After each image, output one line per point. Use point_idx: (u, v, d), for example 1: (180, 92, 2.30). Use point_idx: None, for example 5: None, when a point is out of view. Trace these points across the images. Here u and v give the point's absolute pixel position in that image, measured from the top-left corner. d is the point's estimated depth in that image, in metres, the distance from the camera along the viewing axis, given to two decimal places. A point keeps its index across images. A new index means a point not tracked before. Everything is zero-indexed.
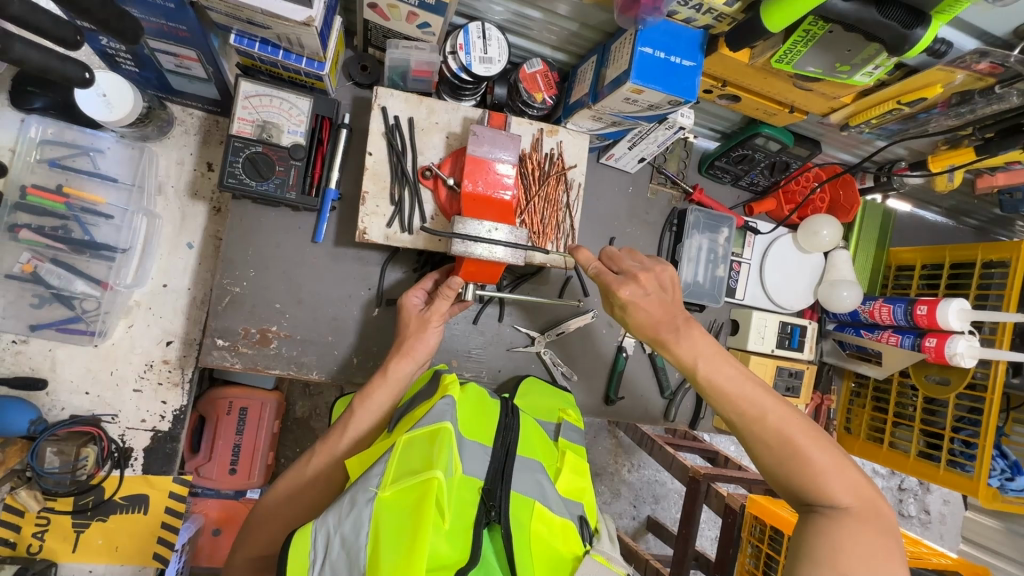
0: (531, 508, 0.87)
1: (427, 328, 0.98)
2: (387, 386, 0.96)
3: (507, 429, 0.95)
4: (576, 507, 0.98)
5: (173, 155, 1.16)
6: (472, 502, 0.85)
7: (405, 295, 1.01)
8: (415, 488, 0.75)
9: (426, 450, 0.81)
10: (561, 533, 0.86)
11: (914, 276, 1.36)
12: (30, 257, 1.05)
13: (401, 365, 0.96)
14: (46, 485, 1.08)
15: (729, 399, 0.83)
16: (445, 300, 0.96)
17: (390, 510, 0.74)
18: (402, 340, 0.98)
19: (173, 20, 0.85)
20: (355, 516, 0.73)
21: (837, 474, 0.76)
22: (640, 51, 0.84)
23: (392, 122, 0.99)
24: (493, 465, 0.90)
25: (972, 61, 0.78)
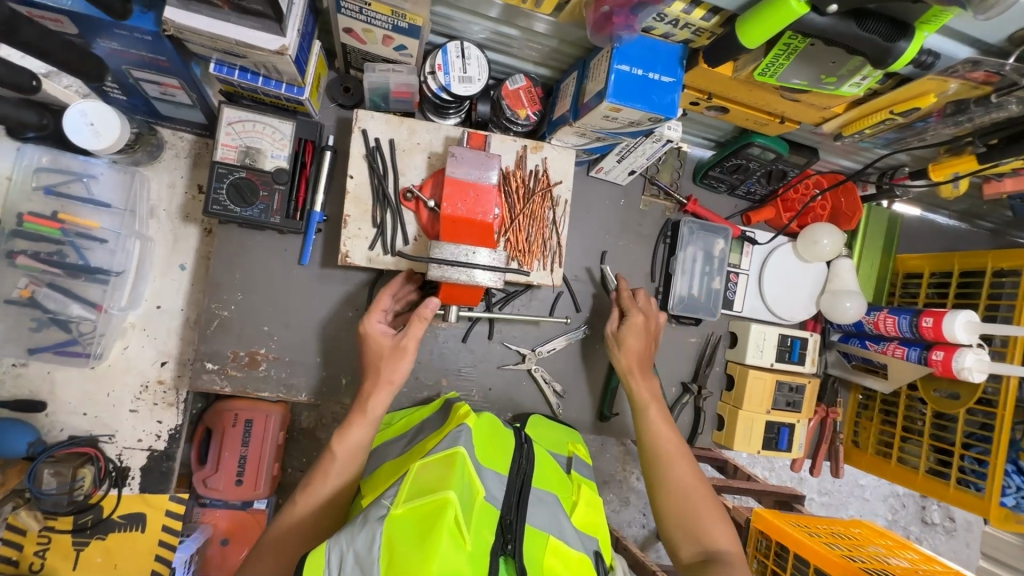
0: (547, 541, 0.87)
1: (402, 358, 0.91)
2: (365, 422, 0.90)
3: (521, 458, 0.96)
4: (591, 541, 0.96)
5: (164, 178, 1.18)
6: (491, 529, 0.81)
7: (368, 322, 0.94)
8: (430, 506, 0.74)
9: (442, 472, 0.80)
10: (577, 567, 0.86)
11: (922, 285, 1.30)
12: (28, 282, 1.06)
13: (381, 398, 0.91)
14: (46, 506, 1.12)
15: (653, 432, 1.06)
16: (420, 325, 0.91)
17: (404, 526, 0.72)
18: (378, 371, 0.91)
19: (155, 52, 0.86)
20: (367, 532, 0.71)
21: (719, 524, 0.97)
22: (617, 68, 0.82)
23: (372, 144, 0.99)
24: (508, 493, 0.89)
25: (965, 70, 0.74)
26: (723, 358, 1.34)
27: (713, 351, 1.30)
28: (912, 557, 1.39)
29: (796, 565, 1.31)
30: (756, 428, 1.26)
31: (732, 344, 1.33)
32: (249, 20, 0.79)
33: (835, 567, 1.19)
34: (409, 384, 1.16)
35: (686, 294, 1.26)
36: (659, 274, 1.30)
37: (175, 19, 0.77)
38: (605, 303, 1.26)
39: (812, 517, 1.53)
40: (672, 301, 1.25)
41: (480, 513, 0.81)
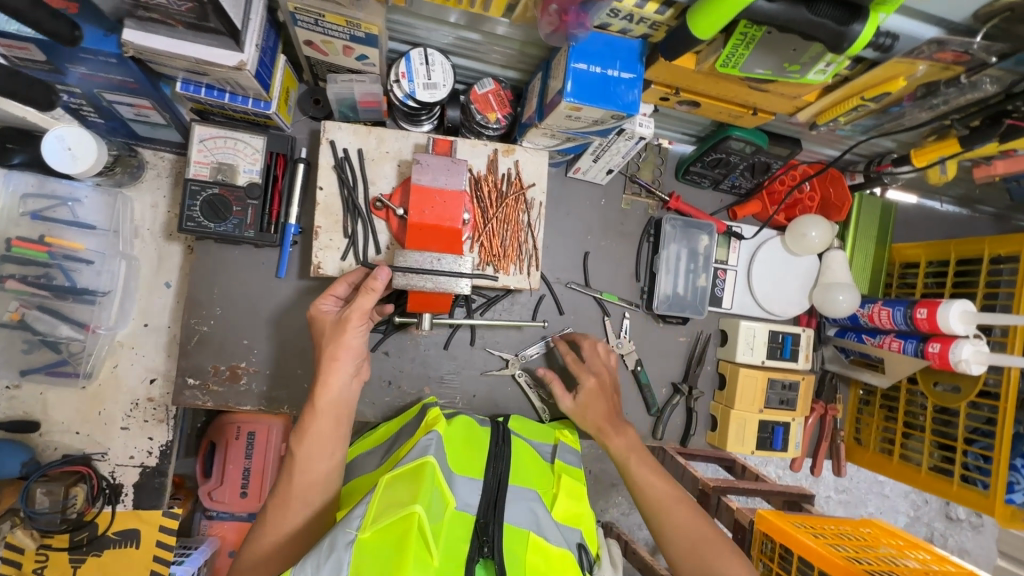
0: (526, 540, 0.86)
1: (346, 331, 0.86)
2: (319, 417, 0.84)
3: (496, 459, 0.96)
4: (573, 534, 0.96)
5: (147, 198, 1.20)
6: (465, 537, 0.84)
7: (314, 306, 0.90)
8: (397, 524, 0.73)
9: (411, 484, 0.79)
10: (559, 563, 0.86)
11: (919, 274, 1.26)
12: (18, 305, 1.09)
13: (333, 378, 0.85)
14: (39, 526, 1.10)
15: (641, 483, 0.98)
16: (370, 296, 0.85)
17: (371, 549, 0.71)
18: (323, 350, 0.87)
19: (122, 74, 0.87)
20: (334, 559, 0.70)
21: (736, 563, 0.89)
22: (574, 67, 0.81)
23: (341, 155, 0.99)
24: (484, 497, 0.90)
25: (932, 51, 0.72)
26: (714, 358, 1.30)
27: (702, 349, 1.27)
28: (923, 558, 1.33)
29: (800, 567, 1.25)
30: (749, 429, 1.22)
31: (723, 342, 1.30)
32: (206, 37, 0.80)
33: (838, 571, 1.14)
34: (392, 393, 1.16)
35: (672, 292, 1.24)
36: (643, 274, 1.27)
37: (133, 40, 0.79)
38: (589, 304, 1.24)
39: (820, 517, 1.45)
40: (656, 300, 1.23)
41: (451, 522, 0.84)
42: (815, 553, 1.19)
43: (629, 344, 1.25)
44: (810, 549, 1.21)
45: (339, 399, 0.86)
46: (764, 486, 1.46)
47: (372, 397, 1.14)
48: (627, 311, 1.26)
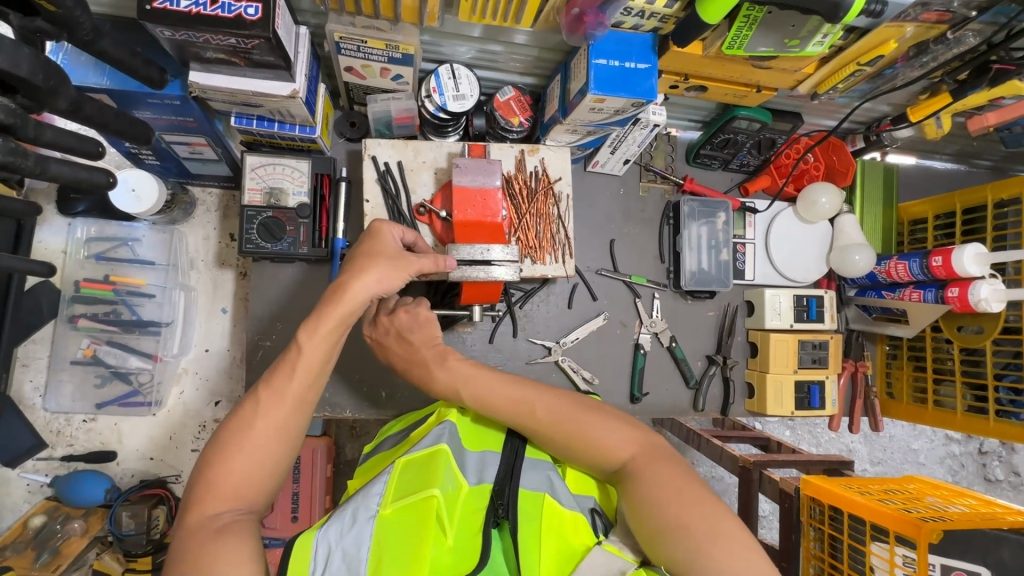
0: (542, 500, 0.81)
1: (366, 274, 0.82)
2: (337, 309, 0.80)
3: (513, 434, 0.91)
4: (587, 501, 0.88)
5: (199, 232, 1.27)
6: (481, 508, 0.80)
7: (384, 225, 0.90)
8: (413, 505, 0.74)
9: (424, 468, 0.80)
10: (573, 527, 0.80)
11: (928, 229, 1.32)
12: (89, 342, 1.20)
13: (357, 289, 0.82)
14: (127, 547, 1.14)
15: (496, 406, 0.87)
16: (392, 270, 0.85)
17: (391, 527, 0.72)
18: (359, 262, 0.85)
19: (183, 114, 0.96)
20: (356, 534, 0.71)
21: (615, 429, 0.84)
22: (595, 63, 0.90)
23: (383, 168, 1.08)
24: (501, 467, 0.85)
25: (917, 12, 0.81)
26: (744, 328, 1.36)
27: (732, 320, 1.33)
28: (970, 503, 1.32)
29: (852, 525, 1.18)
30: (786, 390, 1.28)
31: (750, 312, 1.36)
32: (263, 72, 0.89)
33: (891, 521, 1.09)
34: None
35: (697, 269, 1.30)
36: (667, 255, 1.34)
37: (199, 81, 0.87)
38: (620, 289, 1.31)
39: (862, 479, 1.44)
40: (683, 277, 1.29)
41: (467, 496, 0.81)
42: (864, 506, 1.14)
43: (661, 322, 1.31)
44: (859, 504, 1.15)
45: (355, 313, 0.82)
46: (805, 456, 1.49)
47: (426, 396, 1.20)
48: (656, 291, 1.33)
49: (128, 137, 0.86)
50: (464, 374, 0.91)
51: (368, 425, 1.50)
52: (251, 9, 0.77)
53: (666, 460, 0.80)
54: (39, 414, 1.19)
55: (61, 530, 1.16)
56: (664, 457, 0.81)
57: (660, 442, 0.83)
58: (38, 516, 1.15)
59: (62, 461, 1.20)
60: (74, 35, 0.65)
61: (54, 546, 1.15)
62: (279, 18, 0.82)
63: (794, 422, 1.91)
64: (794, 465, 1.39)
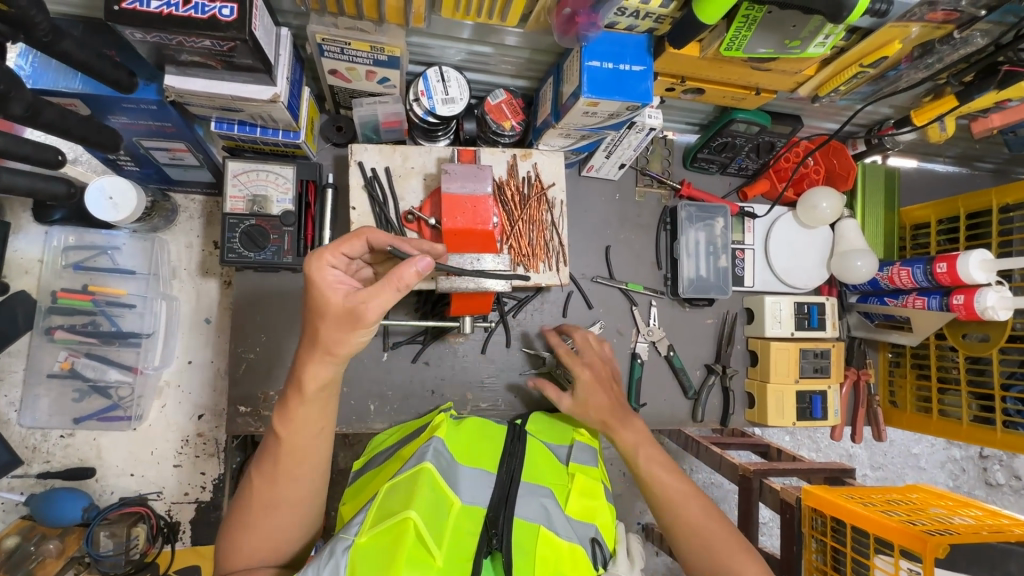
0: (536, 533, 0.79)
1: (355, 328, 0.68)
2: (305, 403, 0.74)
3: (512, 456, 0.89)
4: (586, 529, 0.85)
5: (181, 240, 1.23)
6: (474, 532, 0.77)
7: (318, 268, 0.71)
8: (391, 529, 0.68)
9: (406, 490, 0.74)
10: (571, 560, 0.78)
11: (931, 234, 1.29)
12: (67, 354, 1.15)
13: (319, 368, 0.72)
14: (104, 568, 1.11)
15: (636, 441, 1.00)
16: (392, 296, 0.68)
17: (368, 554, 0.66)
18: (318, 336, 0.70)
19: (160, 120, 0.92)
20: (330, 567, 0.65)
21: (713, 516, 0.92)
22: (588, 65, 0.86)
23: (370, 174, 1.04)
24: (495, 492, 0.83)
25: (923, 12, 0.77)
26: (744, 336, 1.33)
27: (731, 328, 1.30)
28: (976, 514, 1.28)
29: (855, 538, 1.14)
30: (787, 400, 1.24)
31: (750, 320, 1.32)
32: (242, 75, 0.85)
33: (896, 534, 1.05)
34: (435, 402, 1.18)
35: (695, 276, 1.27)
36: (665, 262, 1.30)
37: (174, 85, 0.84)
38: (616, 297, 1.27)
39: (865, 489, 1.40)
40: (681, 285, 1.26)
41: (458, 519, 0.77)
42: (868, 519, 1.10)
43: (659, 330, 1.27)
44: (863, 516, 1.11)
45: (330, 384, 0.74)
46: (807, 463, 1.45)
47: (417, 408, 1.17)
48: (653, 299, 1.29)
49: (96, 145, 0.88)
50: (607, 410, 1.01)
51: (358, 436, 1.46)
52: (227, 10, 0.74)
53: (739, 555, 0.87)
54: (14, 430, 1.15)
55: (37, 552, 1.10)
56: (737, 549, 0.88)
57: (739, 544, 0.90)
58: (12, 537, 1.10)
59: (38, 478, 1.16)
60: (32, 35, 0.61)
61: (29, 568, 1.08)
62: (257, 19, 0.78)
63: (793, 429, 1.87)
64: (796, 474, 1.35)
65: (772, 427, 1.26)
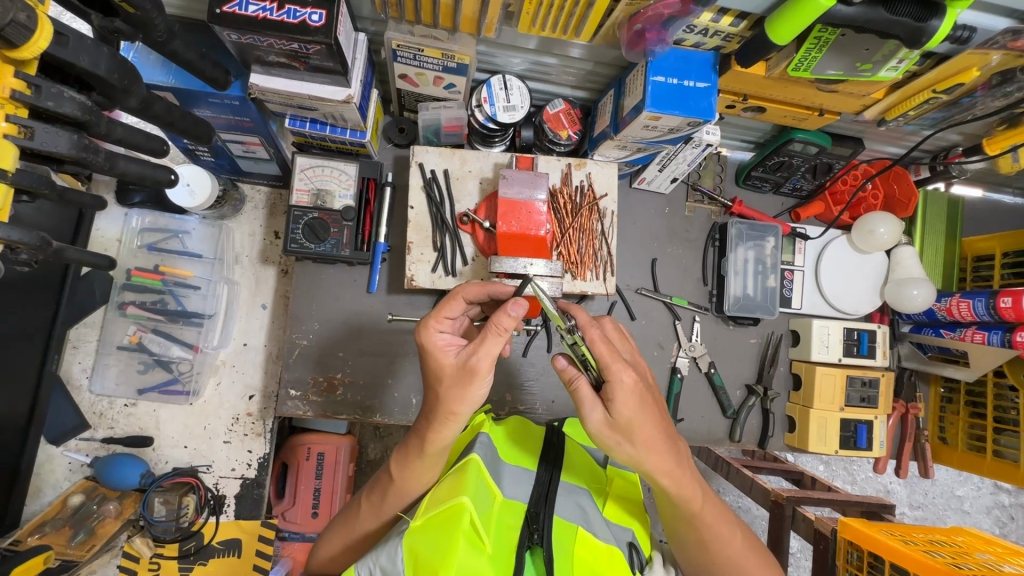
0: (574, 532, 0.80)
1: (472, 382, 0.71)
2: (425, 458, 0.79)
3: (553, 453, 0.90)
4: (624, 533, 0.86)
5: (246, 228, 1.30)
6: (515, 526, 0.79)
7: (426, 335, 0.76)
8: (444, 514, 0.71)
9: (455, 478, 0.77)
10: (610, 561, 0.78)
11: (995, 266, 1.23)
12: (136, 329, 1.24)
13: (440, 432, 0.75)
14: (156, 532, 1.20)
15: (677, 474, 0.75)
16: (498, 340, 0.71)
17: (422, 536, 0.70)
18: (438, 402, 0.74)
19: (240, 114, 0.97)
20: (389, 550, 0.71)
21: (730, 530, 0.83)
22: (653, 80, 0.87)
23: (429, 176, 1.08)
24: (535, 489, 0.84)
25: (1006, 40, 0.76)
26: (788, 358, 1.31)
27: (775, 350, 1.28)
28: None
29: None
30: (830, 427, 1.22)
31: (795, 342, 1.30)
32: (321, 76, 0.90)
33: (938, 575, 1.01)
34: None
35: (742, 294, 1.25)
36: (711, 278, 1.30)
37: (259, 83, 0.89)
38: (660, 310, 1.27)
39: (906, 527, 1.33)
40: (726, 302, 1.25)
41: (499, 511, 0.79)
42: (908, 557, 1.06)
43: (700, 346, 1.27)
44: (903, 553, 1.07)
45: (446, 443, 0.78)
46: (842, 495, 1.38)
47: None
48: (697, 314, 1.29)
49: (193, 136, 0.89)
50: (648, 427, 0.72)
51: (391, 428, 1.50)
52: (316, 16, 0.79)
53: (758, 562, 0.86)
54: (84, 396, 1.23)
55: (98, 511, 1.19)
56: (755, 558, 0.86)
57: (758, 552, 0.87)
58: (77, 495, 1.18)
59: (102, 442, 1.23)
60: (149, 35, 0.67)
61: (91, 526, 1.17)
62: (341, 25, 0.83)
63: (829, 459, 1.82)
64: (832, 506, 1.29)
65: (813, 453, 1.23)
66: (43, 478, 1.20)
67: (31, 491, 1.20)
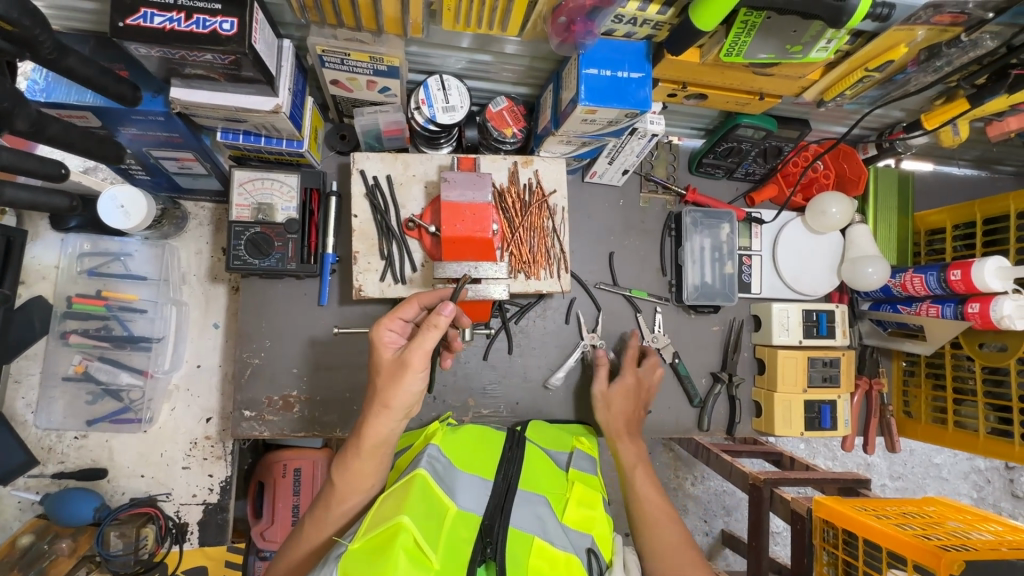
0: (530, 544, 0.79)
1: (404, 375, 0.76)
2: (363, 458, 0.80)
3: (509, 462, 0.89)
4: (582, 539, 0.85)
5: (191, 246, 1.26)
6: (469, 539, 0.77)
7: (377, 332, 0.81)
8: (383, 533, 0.69)
9: (399, 496, 0.75)
10: (567, 569, 0.78)
11: (947, 239, 1.24)
12: (81, 358, 1.18)
13: (372, 426, 0.78)
14: (114, 567, 1.15)
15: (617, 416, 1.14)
16: (430, 336, 0.75)
17: (360, 559, 0.66)
18: (375, 394, 0.78)
19: (168, 130, 0.93)
20: (324, 574, 0.66)
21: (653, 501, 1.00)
22: (585, 73, 0.86)
23: (372, 182, 1.05)
24: (492, 499, 0.83)
25: (929, 15, 0.76)
26: (751, 343, 1.31)
27: (738, 336, 1.28)
28: (996, 529, 1.21)
29: (868, 552, 1.10)
30: (795, 410, 1.22)
31: (757, 327, 1.30)
32: (244, 87, 0.86)
33: (909, 548, 1.00)
34: (437, 409, 1.17)
35: (700, 282, 1.25)
36: (670, 268, 1.29)
37: (180, 97, 0.85)
38: (620, 303, 1.26)
39: (879, 501, 1.33)
40: (687, 292, 1.24)
41: (452, 525, 0.77)
42: (881, 532, 1.06)
43: (663, 337, 1.26)
44: (879, 530, 1.06)
45: (386, 441, 0.80)
46: (816, 473, 1.39)
47: (419, 414, 1.16)
48: (658, 306, 1.28)
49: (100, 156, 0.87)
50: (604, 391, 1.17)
51: None
52: (227, 24, 0.75)
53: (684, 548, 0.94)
54: (31, 431, 1.18)
55: (50, 550, 1.13)
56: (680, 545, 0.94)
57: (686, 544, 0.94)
58: (27, 535, 1.13)
59: (53, 478, 1.19)
60: (38, 53, 0.63)
61: (43, 566, 1.11)
62: (258, 32, 0.80)
63: (807, 438, 1.83)
64: (808, 485, 1.30)
65: (779, 436, 1.23)
66: None
67: None
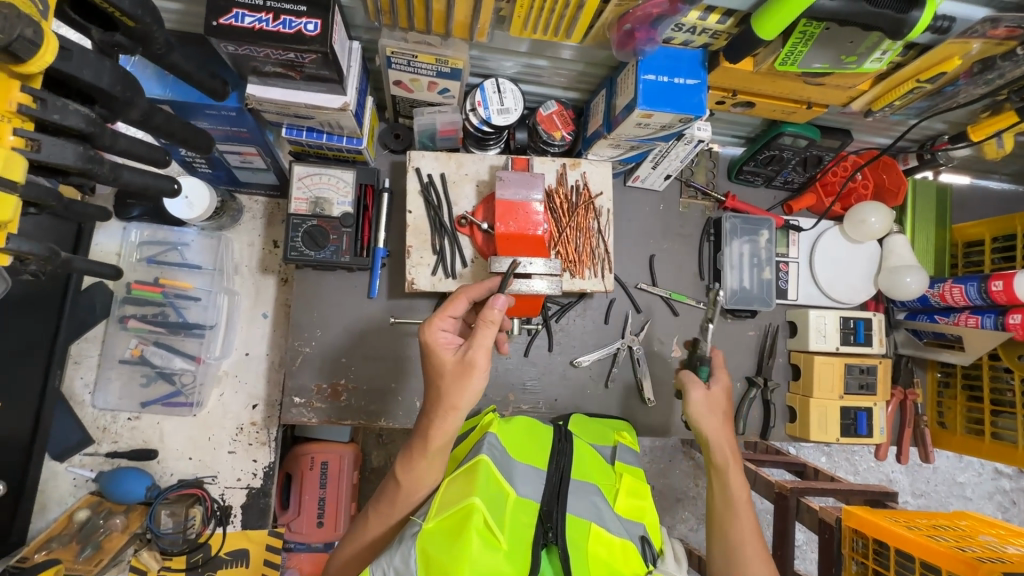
0: (588, 529, 0.82)
1: (469, 375, 0.79)
2: (429, 457, 0.82)
3: (561, 452, 0.91)
4: (636, 527, 0.89)
5: (244, 238, 1.30)
6: (530, 524, 0.80)
7: (430, 332, 0.84)
8: (456, 515, 0.73)
9: (465, 481, 0.79)
10: (623, 556, 0.81)
11: (985, 251, 1.25)
12: (137, 342, 1.24)
13: (434, 412, 0.80)
14: (163, 544, 1.20)
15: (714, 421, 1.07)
16: (488, 332, 0.79)
17: (435, 540, 0.71)
18: (441, 395, 0.80)
19: (237, 125, 0.98)
20: (402, 552, 0.70)
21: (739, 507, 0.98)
22: (644, 78, 0.89)
23: (426, 180, 1.09)
24: (548, 487, 0.85)
25: (986, 29, 0.78)
26: (786, 349, 1.32)
27: (773, 341, 1.30)
28: None
29: (899, 562, 1.10)
30: (831, 416, 1.23)
31: (792, 333, 1.32)
32: (317, 85, 0.91)
33: (943, 559, 1.01)
34: (478, 403, 1.20)
35: (738, 287, 1.27)
36: (707, 273, 1.31)
37: (256, 93, 0.90)
38: (658, 305, 1.28)
39: (910, 513, 1.34)
40: (725, 296, 1.26)
41: (514, 511, 0.80)
42: (912, 542, 1.06)
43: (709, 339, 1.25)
44: (909, 539, 1.07)
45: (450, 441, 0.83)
46: (846, 483, 1.39)
47: None
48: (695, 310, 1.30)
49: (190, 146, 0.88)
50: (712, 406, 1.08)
51: (394, 434, 1.49)
52: (312, 25, 0.80)
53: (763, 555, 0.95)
54: (87, 411, 1.23)
55: (104, 525, 1.18)
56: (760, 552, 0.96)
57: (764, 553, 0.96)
58: (83, 510, 1.17)
59: (106, 457, 1.23)
60: (148, 48, 0.68)
61: (98, 540, 1.16)
62: (336, 34, 0.84)
63: (832, 449, 1.83)
64: (837, 494, 1.31)
65: (814, 442, 1.24)
66: (48, 494, 1.20)
67: (36, 509, 1.19)
